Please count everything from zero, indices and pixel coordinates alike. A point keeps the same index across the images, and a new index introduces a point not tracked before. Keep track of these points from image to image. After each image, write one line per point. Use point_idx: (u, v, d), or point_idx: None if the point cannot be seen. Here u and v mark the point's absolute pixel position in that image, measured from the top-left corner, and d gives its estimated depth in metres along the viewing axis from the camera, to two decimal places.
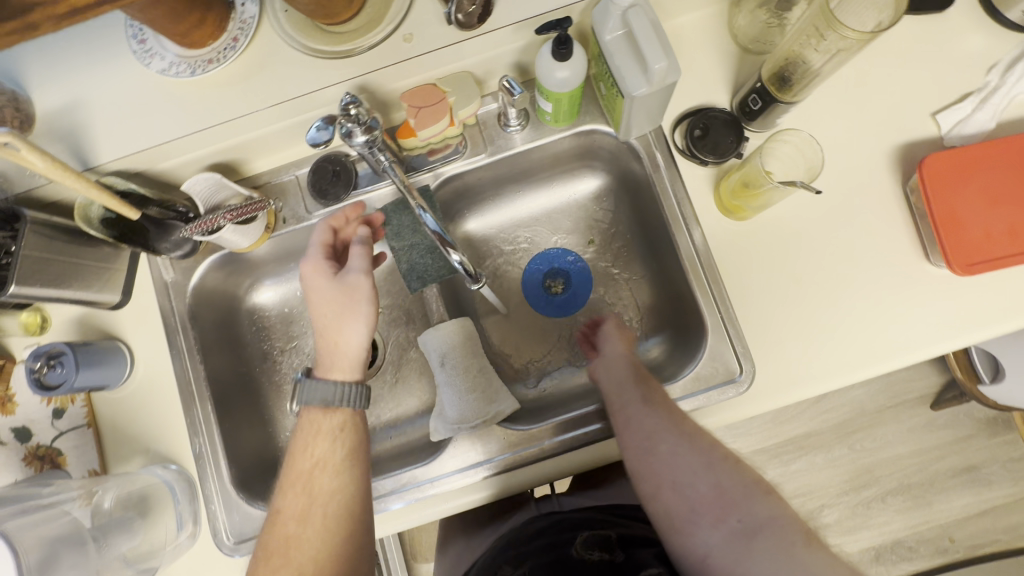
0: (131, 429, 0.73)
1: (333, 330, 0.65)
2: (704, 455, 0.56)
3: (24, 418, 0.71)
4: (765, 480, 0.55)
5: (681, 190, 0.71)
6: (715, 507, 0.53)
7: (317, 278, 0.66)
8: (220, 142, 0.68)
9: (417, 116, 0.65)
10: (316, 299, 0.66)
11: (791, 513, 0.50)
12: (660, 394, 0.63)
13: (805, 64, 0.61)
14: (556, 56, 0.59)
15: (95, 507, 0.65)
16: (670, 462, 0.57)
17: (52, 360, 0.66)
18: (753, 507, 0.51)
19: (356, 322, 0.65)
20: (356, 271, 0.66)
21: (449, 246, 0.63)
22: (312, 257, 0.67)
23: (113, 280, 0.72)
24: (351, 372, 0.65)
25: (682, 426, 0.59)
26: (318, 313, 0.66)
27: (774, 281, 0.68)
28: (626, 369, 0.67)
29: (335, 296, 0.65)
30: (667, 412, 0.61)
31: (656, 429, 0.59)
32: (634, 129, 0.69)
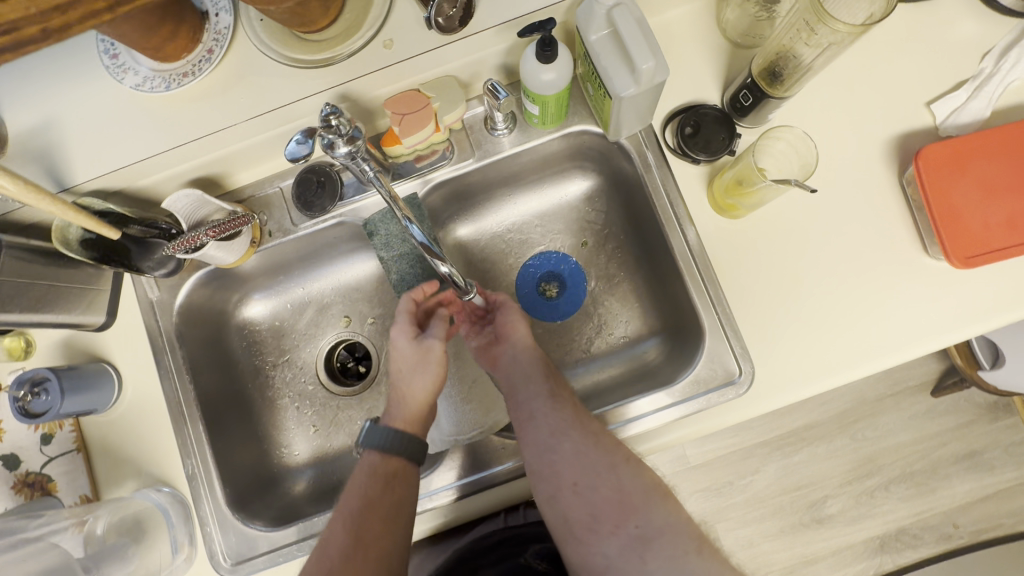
0: (121, 452, 0.71)
1: (402, 387, 0.65)
2: (606, 460, 0.57)
3: (12, 445, 0.69)
4: (661, 483, 0.58)
5: (673, 189, 0.70)
6: (615, 513, 0.54)
7: (399, 335, 0.67)
8: (200, 157, 0.67)
9: (401, 123, 0.63)
10: (396, 355, 0.67)
11: (683, 518, 0.54)
12: (566, 393, 0.63)
13: (796, 58, 0.60)
14: (541, 58, 0.58)
15: (87, 534, 0.64)
16: (575, 465, 0.57)
17: (36, 387, 0.64)
18: (650, 514, 0.54)
19: (423, 385, 0.65)
20: (433, 337, 0.67)
21: (437, 257, 0.61)
22: (399, 315, 0.69)
23: (97, 301, 0.71)
24: (407, 426, 0.64)
25: (588, 425, 0.59)
26: (395, 369, 0.67)
27: (771, 279, 0.67)
28: (533, 361, 0.66)
29: (410, 357, 0.66)
30: (574, 410, 0.61)
31: (563, 429, 0.59)
32: (624, 129, 0.67)
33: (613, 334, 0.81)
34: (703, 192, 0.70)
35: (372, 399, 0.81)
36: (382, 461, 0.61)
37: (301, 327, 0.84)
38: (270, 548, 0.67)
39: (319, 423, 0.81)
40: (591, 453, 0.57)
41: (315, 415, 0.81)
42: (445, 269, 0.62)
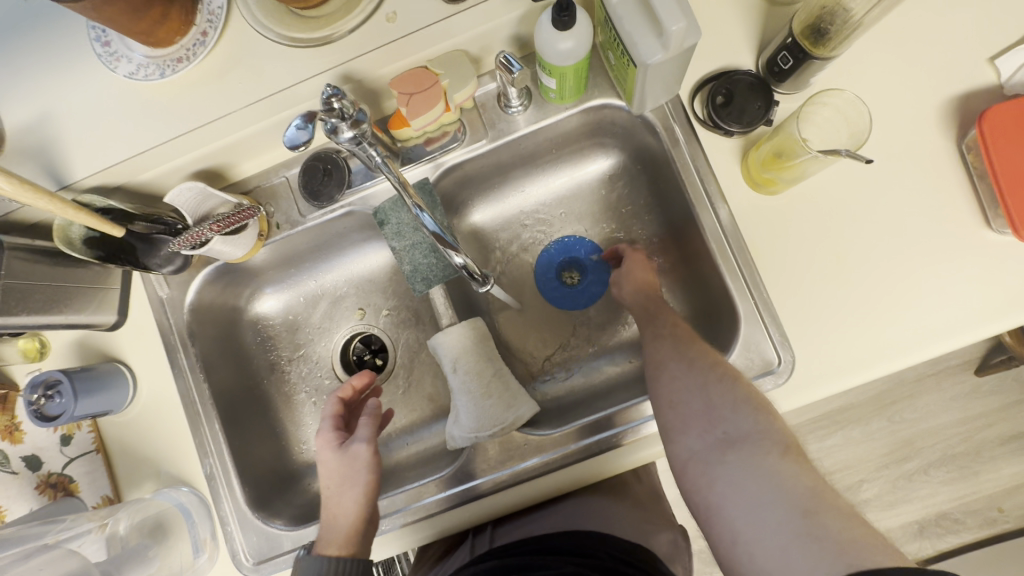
0: (140, 453, 0.71)
1: (333, 505, 0.61)
2: (699, 373, 0.55)
3: (32, 446, 0.69)
4: (759, 396, 0.52)
5: (704, 164, 0.64)
6: (702, 420, 0.52)
7: (325, 448, 0.64)
8: (202, 148, 0.64)
9: (409, 103, 0.59)
10: (324, 471, 0.63)
11: (777, 426, 0.49)
12: (670, 324, 0.62)
13: (845, 13, 0.53)
14: (557, 25, 0.52)
15: (110, 534, 0.64)
16: (669, 386, 0.56)
17: (49, 390, 0.63)
18: (737, 420, 0.50)
19: (355, 497, 0.61)
20: (360, 440, 0.63)
21: (449, 247, 0.58)
22: (324, 425, 0.66)
23: (107, 300, 0.69)
24: (343, 548, 0.58)
25: (689, 349, 0.58)
26: (324, 486, 0.63)
27: (812, 260, 0.62)
28: (642, 300, 0.67)
29: (337, 469, 0.63)
30: (674, 340, 0.59)
31: (660, 360, 0.59)
32: (648, 101, 0.62)
33: None
34: (736, 168, 0.65)
35: (389, 393, 0.80)
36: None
37: (315, 321, 0.82)
38: (294, 546, 0.66)
39: None
40: (687, 372, 0.55)
41: None
42: (459, 260, 0.59)
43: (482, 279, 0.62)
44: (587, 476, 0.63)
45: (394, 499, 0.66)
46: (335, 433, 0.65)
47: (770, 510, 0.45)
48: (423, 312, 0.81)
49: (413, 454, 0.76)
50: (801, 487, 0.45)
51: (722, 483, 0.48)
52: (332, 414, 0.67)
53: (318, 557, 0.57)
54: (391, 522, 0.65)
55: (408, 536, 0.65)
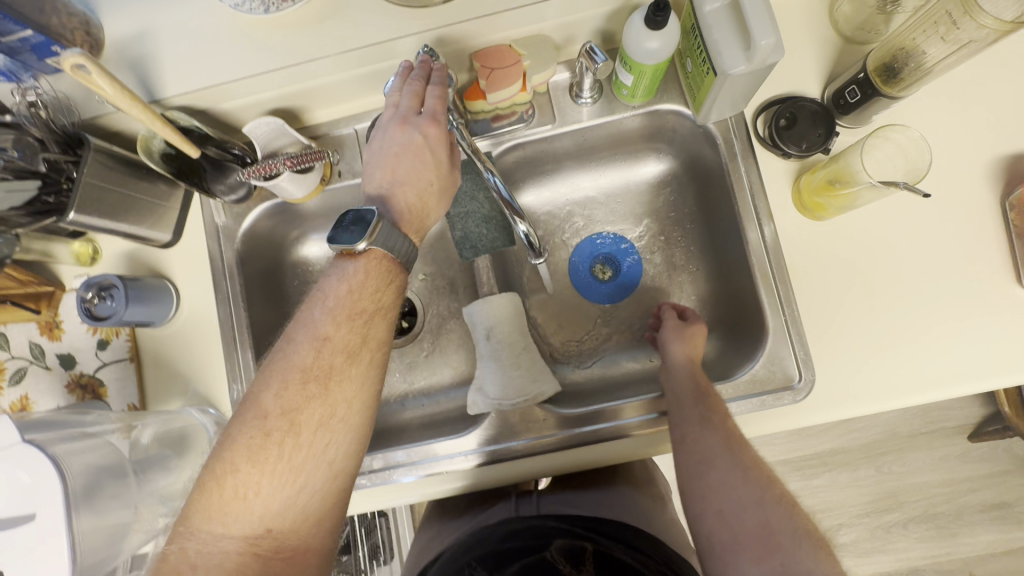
0: (169, 370, 0.73)
1: (422, 198, 0.61)
2: (758, 489, 0.54)
3: (70, 345, 0.71)
4: (821, 533, 0.51)
5: (757, 181, 0.67)
6: (756, 545, 0.51)
7: (437, 139, 0.60)
8: (285, 87, 0.66)
9: (490, 77, 0.62)
10: (425, 153, 0.60)
11: (841, 574, 0.47)
12: (720, 415, 0.60)
13: (919, 57, 0.55)
14: (650, 24, 0.55)
15: (133, 441, 0.62)
16: (718, 492, 0.55)
17: (103, 292, 0.65)
18: (797, 556, 0.49)
19: (439, 210, 0.64)
20: (455, 166, 0.64)
21: (516, 214, 0.61)
22: (440, 116, 0.59)
23: (165, 218, 0.71)
24: (417, 235, 0.61)
25: (744, 450, 0.57)
26: (416, 171, 0.59)
27: (846, 288, 0.65)
28: (688, 380, 0.64)
29: (438, 180, 0.61)
30: (726, 436, 0.58)
31: (709, 459, 0.57)
32: (714, 113, 0.65)
33: None
34: (787, 190, 0.67)
35: (412, 354, 0.82)
36: (394, 262, 0.57)
37: None
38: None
39: None
40: (741, 483, 0.55)
41: None
42: (521, 229, 0.63)
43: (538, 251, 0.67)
44: (602, 457, 0.66)
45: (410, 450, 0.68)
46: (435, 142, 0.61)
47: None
48: (458, 282, 0.83)
49: (428, 415, 0.79)
50: None
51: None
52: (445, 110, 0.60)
53: (397, 229, 0.57)
54: (393, 476, 0.67)
55: (412, 490, 0.68)
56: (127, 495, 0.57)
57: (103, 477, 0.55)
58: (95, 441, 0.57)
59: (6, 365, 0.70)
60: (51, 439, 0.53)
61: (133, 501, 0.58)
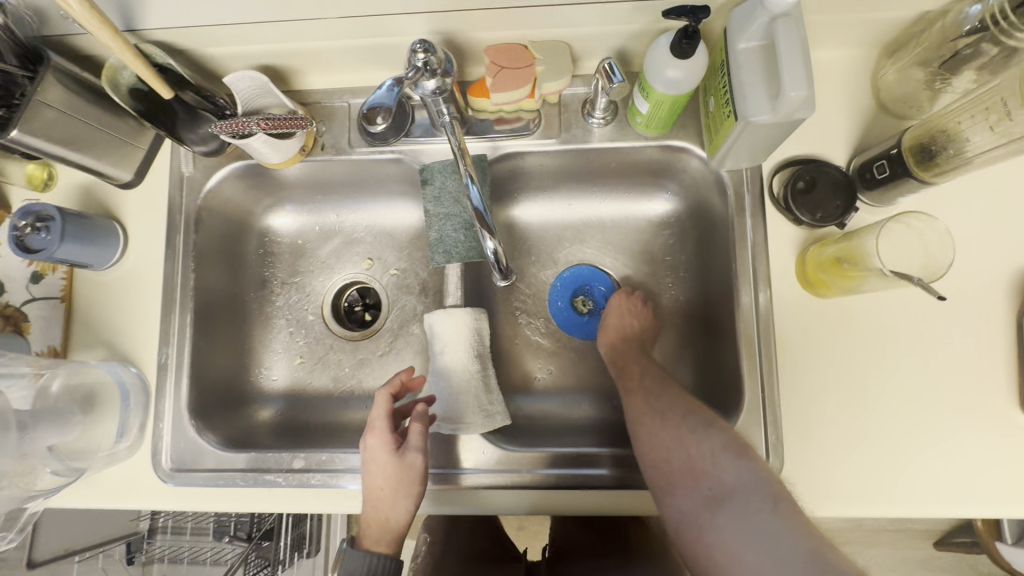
0: (99, 319, 0.67)
1: (381, 505, 0.56)
2: (675, 428, 0.55)
3: (1, 272, 0.66)
4: (741, 440, 0.52)
5: (761, 243, 0.62)
6: (685, 478, 0.52)
7: (377, 448, 0.58)
8: (278, 42, 0.61)
9: (497, 76, 0.58)
10: (373, 472, 0.57)
11: (762, 475, 0.49)
12: (641, 373, 0.62)
13: (961, 143, 0.50)
14: (675, 50, 0.50)
15: (40, 388, 0.58)
16: (645, 444, 0.56)
17: (38, 223, 0.59)
18: (722, 474, 0.50)
19: (407, 505, 0.56)
20: (413, 449, 0.57)
21: (486, 229, 0.57)
22: (376, 424, 0.59)
23: (129, 157, 0.66)
24: (390, 548, 0.57)
25: (665, 394, 0.58)
26: (372, 488, 0.57)
27: (834, 378, 0.59)
28: (619, 352, 0.65)
29: (393, 475, 0.56)
30: (647, 388, 0.59)
31: (634, 417, 0.58)
32: (729, 161, 0.60)
33: None
34: (792, 257, 0.62)
35: (367, 351, 0.77)
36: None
37: (321, 255, 0.80)
38: (246, 466, 0.64)
39: (306, 356, 0.77)
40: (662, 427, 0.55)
41: (304, 345, 0.77)
42: (489, 245, 0.58)
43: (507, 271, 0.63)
44: (534, 505, 0.60)
45: (350, 457, 0.63)
46: (387, 434, 0.59)
47: (774, 556, 0.44)
48: (430, 285, 0.78)
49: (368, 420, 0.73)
50: (803, 539, 0.44)
51: (721, 539, 0.48)
52: (384, 413, 0.60)
53: (358, 553, 0.56)
54: (336, 481, 0.63)
55: (337, 499, 0.63)
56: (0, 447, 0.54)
57: None
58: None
59: None
60: None
61: (8, 455, 0.54)
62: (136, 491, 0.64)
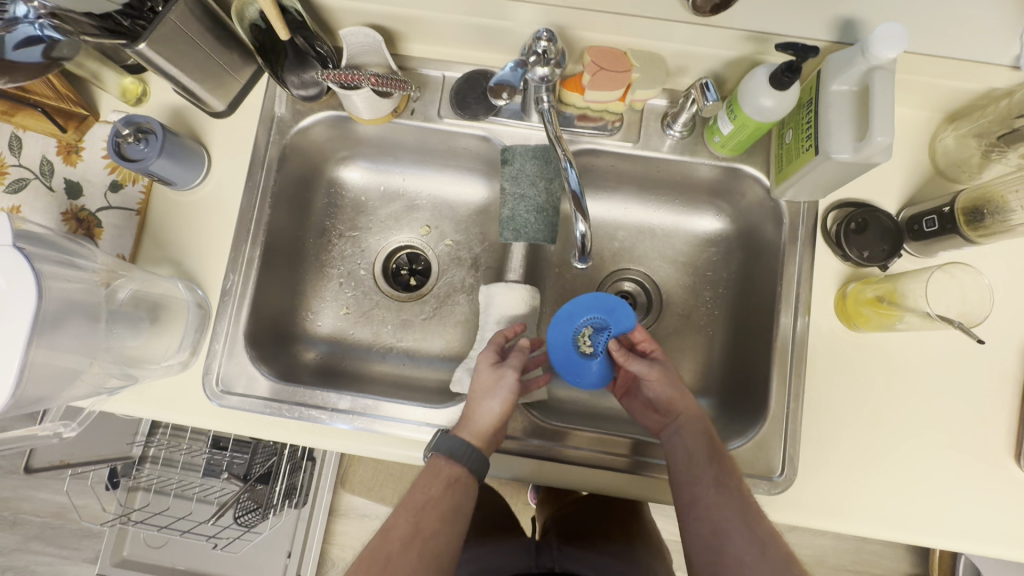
0: (168, 237, 0.69)
1: (474, 402, 0.62)
2: (773, 563, 0.54)
3: (82, 176, 0.70)
4: None
5: (807, 272, 0.66)
6: None
7: (481, 357, 0.65)
8: (394, 5, 0.64)
9: (596, 74, 0.61)
10: (474, 375, 0.64)
11: None
12: (736, 479, 0.59)
13: (1006, 212, 0.56)
14: (775, 80, 0.54)
15: (110, 291, 0.59)
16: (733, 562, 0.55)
17: (140, 134, 0.62)
18: None
19: (497, 404, 0.61)
20: (512, 363, 0.64)
21: (580, 212, 0.58)
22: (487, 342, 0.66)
23: (227, 88, 0.68)
24: (479, 440, 0.60)
25: (757, 515, 0.57)
26: (471, 388, 0.63)
27: (854, 407, 0.64)
28: (706, 438, 0.61)
29: (488, 381, 0.62)
30: (742, 505, 0.57)
31: (724, 528, 0.57)
32: (795, 193, 0.65)
33: None
34: (833, 289, 0.67)
35: (411, 312, 0.80)
36: (451, 465, 0.59)
37: (381, 215, 0.83)
38: (269, 396, 0.67)
39: (352, 308, 0.80)
40: (759, 552, 0.55)
41: (352, 298, 0.80)
42: (580, 228, 0.60)
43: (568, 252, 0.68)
44: (511, 472, 0.67)
45: (334, 398, 0.66)
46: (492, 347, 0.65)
47: None
48: (481, 261, 0.81)
49: (406, 377, 0.77)
50: None
51: None
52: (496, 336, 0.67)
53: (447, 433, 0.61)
54: (329, 420, 0.66)
55: (324, 436, 0.67)
56: (88, 341, 0.53)
57: (70, 313, 0.51)
58: (54, 270, 0.51)
59: (10, 171, 0.70)
60: (40, 256, 0.50)
61: (91, 349, 0.54)
62: (184, 405, 0.66)
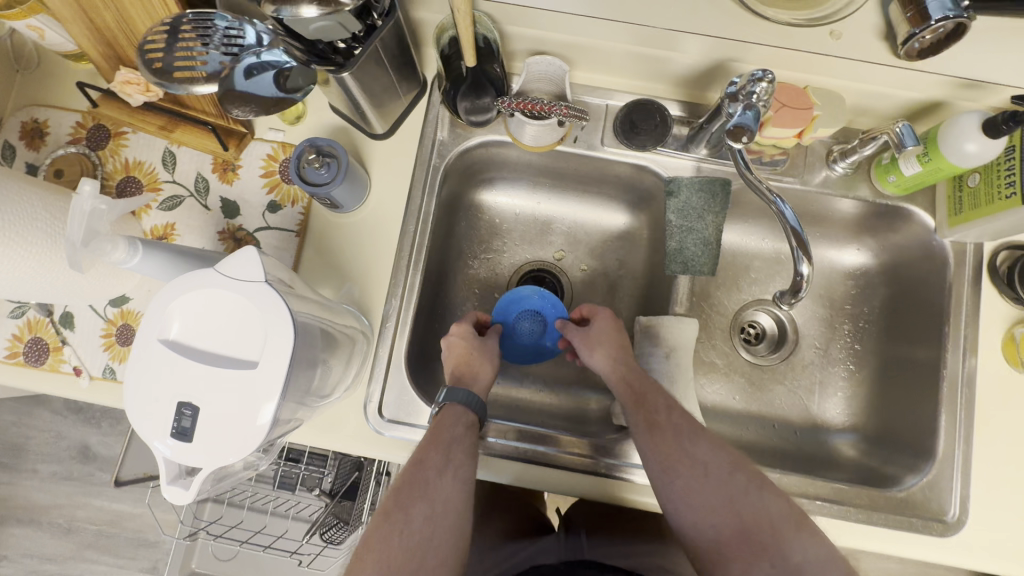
0: (326, 259, 0.68)
1: (462, 361, 0.63)
2: (740, 487, 0.54)
3: (238, 194, 0.68)
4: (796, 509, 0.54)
5: (975, 314, 0.67)
6: (745, 548, 0.51)
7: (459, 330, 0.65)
8: (582, 36, 0.64)
9: (777, 111, 0.60)
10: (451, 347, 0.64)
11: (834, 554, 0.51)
12: (663, 407, 0.59)
13: None
14: (988, 128, 0.55)
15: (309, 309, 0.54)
16: (694, 495, 0.54)
17: (323, 159, 0.61)
18: (790, 546, 0.51)
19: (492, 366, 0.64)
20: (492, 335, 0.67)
21: (803, 248, 0.57)
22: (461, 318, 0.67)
23: (393, 110, 0.67)
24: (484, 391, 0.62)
25: (693, 423, 0.58)
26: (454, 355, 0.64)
27: (1020, 448, 0.65)
28: (634, 377, 0.62)
29: (470, 344, 0.64)
30: (674, 429, 0.57)
31: (668, 459, 0.56)
32: (969, 234, 0.65)
33: (815, 411, 0.76)
34: (997, 333, 0.67)
35: None
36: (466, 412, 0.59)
37: (515, 237, 0.81)
38: (390, 417, 0.65)
39: None
40: (715, 479, 0.54)
41: None
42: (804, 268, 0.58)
43: (788, 303, 0.63)
44: (508, 475, 0.64)
45: (371, 401, 0.65)
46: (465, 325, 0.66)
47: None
48: (618, 286, 0.81)
49: (548, 404, 0.76)
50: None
51: None
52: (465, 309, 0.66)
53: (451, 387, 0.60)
54: (379, 429, 0.64)
55: (384, 448, 0.65)
56: (304, 373, 0.50)
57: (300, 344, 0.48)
58: (295, 298, 0.50)
59: (163, 188, 0.68)
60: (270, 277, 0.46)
61: (303, 384, 0.50)
62: (348, 434, 0.65)
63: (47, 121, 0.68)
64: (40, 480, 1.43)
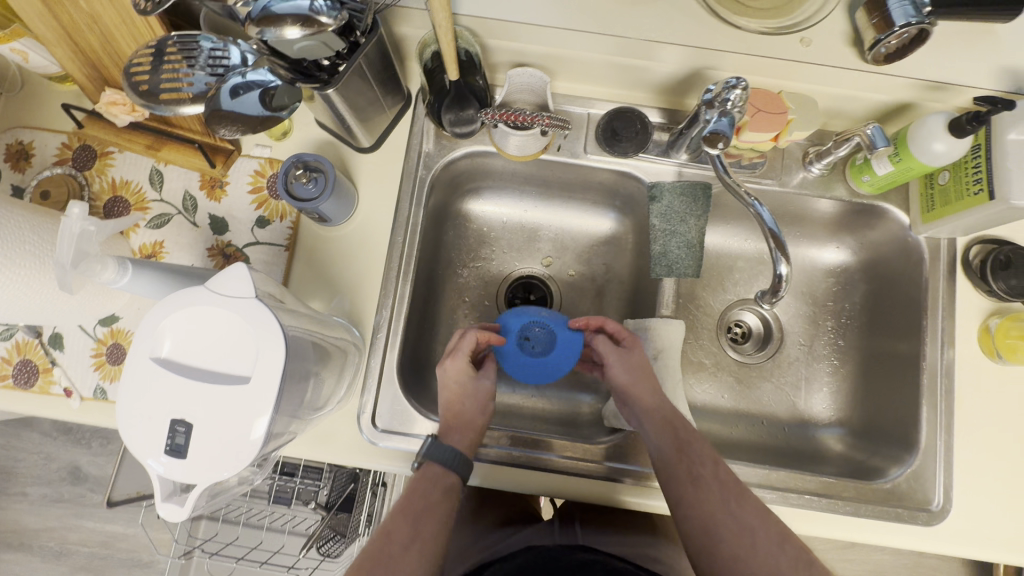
0: (316, 273, 0.68)
1: (457, 406, 0.61)
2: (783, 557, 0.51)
3: (227, 210, 0.68)
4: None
5: (951, 307, 0.69)
6: None
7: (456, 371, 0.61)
8: (561, 48, 0.65)
9: (754, 116, 0.61)
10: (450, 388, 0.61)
11: None
12: (709, 462, 0.56)
13: None
14: (954, 128, 0.57)
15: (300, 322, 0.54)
16: (734, 558, 0.51)
17: (310, 174, 0.62)
18: None
19: (485, 412, 0.62)
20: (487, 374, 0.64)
21: (781, 250, 0.59)
22: (456, 354, 0.61)
23: (379, 123, 0.68)
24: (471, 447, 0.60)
25: (736, 481, 0.56)
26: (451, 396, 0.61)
27: (998, 436, 0.67)
28: (677, 424, 0.59)
29: (466, 387, 0.62)
30: (719, 486, 0.54)
31: (710, 518, 0.53)
32: (942, 230, 0.67)
33: (801, 407, 0.78)
34: (973, 325, 0.69)
35: None
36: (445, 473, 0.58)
37: (503, 245, 0.83)
38: (383, 427, 0.65)
39: None
40: (757, 547, 0.51)
41: None
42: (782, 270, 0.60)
43: (769, 302, 0.65)
44: (479, 477, 0.64)
45: (368, 412, 0.65)
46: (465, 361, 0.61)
47: None
48: (606, 290, 0.82)
49: (541, 409, 0.77)
50: None
51: None
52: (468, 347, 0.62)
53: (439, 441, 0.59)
54: (372, 439, 0.65)
55: (378, 457, 0.65)
56: (297, 386, 0.50)
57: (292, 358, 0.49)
58: (285, 313, 0.50)
59: (151, 207, 0.68)
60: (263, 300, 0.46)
61: (296, 397, 0.51)
62: (342, 445, 0.65)
63: (33, 143, 0.69)
64: (30, 504, 1.41)
